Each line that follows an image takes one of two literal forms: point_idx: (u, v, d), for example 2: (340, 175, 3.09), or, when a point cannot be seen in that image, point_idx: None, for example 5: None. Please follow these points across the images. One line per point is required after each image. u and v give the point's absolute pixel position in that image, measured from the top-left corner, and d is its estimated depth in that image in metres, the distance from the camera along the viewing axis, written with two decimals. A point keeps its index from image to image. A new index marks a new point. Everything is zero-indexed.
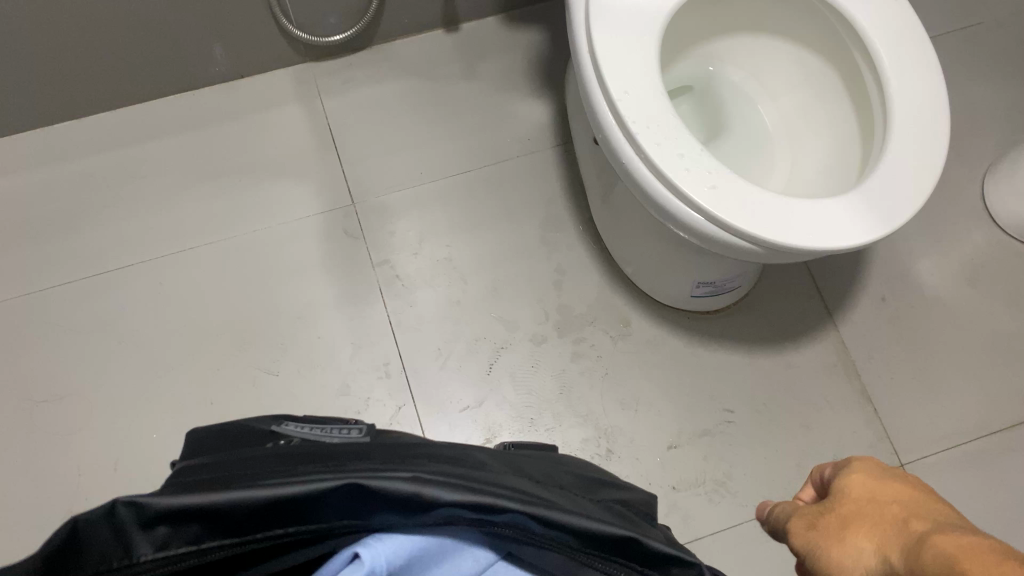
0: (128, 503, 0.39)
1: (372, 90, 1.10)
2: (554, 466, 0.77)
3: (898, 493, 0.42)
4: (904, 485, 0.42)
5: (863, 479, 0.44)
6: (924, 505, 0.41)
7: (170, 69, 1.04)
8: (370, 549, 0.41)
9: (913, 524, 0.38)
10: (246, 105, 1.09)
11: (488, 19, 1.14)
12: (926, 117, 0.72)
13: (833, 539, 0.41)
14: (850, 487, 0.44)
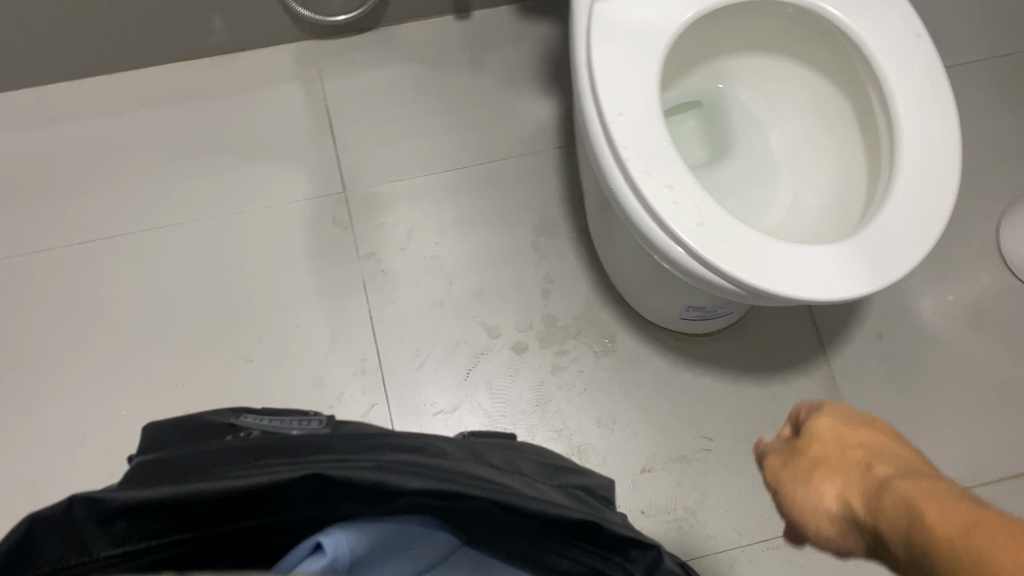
0: (86, 499, 0.36)
1: (375, 74, 1.07)
2: (514, 452, 0.75)
3: (862, 438, 0.44)
4: (870, 429, 0.45)
5: (834, 422, 0.46)
6: (889, 450, 0.43)
7: (167, 37, 1.02)
8: (333, 536, 0.38)
9: (882, 476, 0.40)
10: (245, 81, 1.06)
11: (500, 8, 1.10)
12: (935, 169, 0.68)
13: (800, 482, 0.44)
14: (822, 431, 0.45)
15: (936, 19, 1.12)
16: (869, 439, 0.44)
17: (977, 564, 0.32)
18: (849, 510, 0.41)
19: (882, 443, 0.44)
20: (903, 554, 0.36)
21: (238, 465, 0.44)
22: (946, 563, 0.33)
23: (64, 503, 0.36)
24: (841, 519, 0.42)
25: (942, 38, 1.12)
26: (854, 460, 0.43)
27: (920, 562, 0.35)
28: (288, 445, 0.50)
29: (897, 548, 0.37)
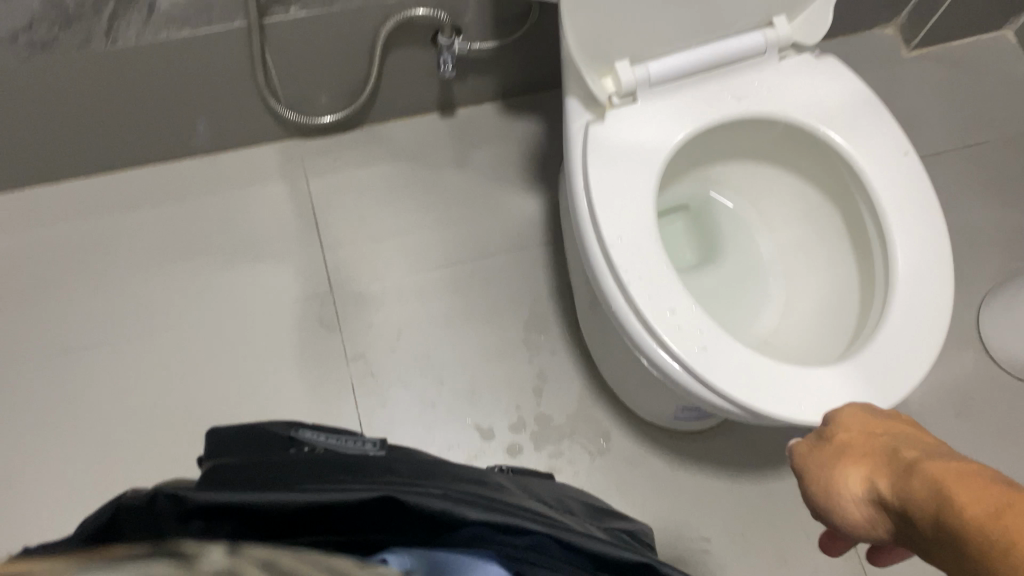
0: (170, 493, 0.33)
1: (361, 172, 1.06)
2: (557, 490, 0.76)
3: (895, 430, 0.43)
4: (903, 422, 0.44)
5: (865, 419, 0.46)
6: (922, 439, 0.42)
7: (149, 141, 1.00)
8: (399, 556, 0.34)
9: (908, 457, 0.39)
10: (228, 181, 1.05)
11: (484, 105, 1.11)
12: (929, 288, 0.69)
13: (826, 470, 0.43)
14: (850, 427, 0.46)
15: (910, 110, 1.15)
16: (897, 431, 0.43)
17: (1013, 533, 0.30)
18: (878, 493, 0.40)
19: (910, 434, 0.43)
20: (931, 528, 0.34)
21: (308, 478, 0.42)
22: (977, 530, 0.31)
23: (149, 497, 0.34)
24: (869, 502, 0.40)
25: (916, 127, 1.14)
26: (884, 446, 0.42)
27: (947, 535, 0.33)
28: (349, 465, 0.48)
29: (924, 526, 0.35)
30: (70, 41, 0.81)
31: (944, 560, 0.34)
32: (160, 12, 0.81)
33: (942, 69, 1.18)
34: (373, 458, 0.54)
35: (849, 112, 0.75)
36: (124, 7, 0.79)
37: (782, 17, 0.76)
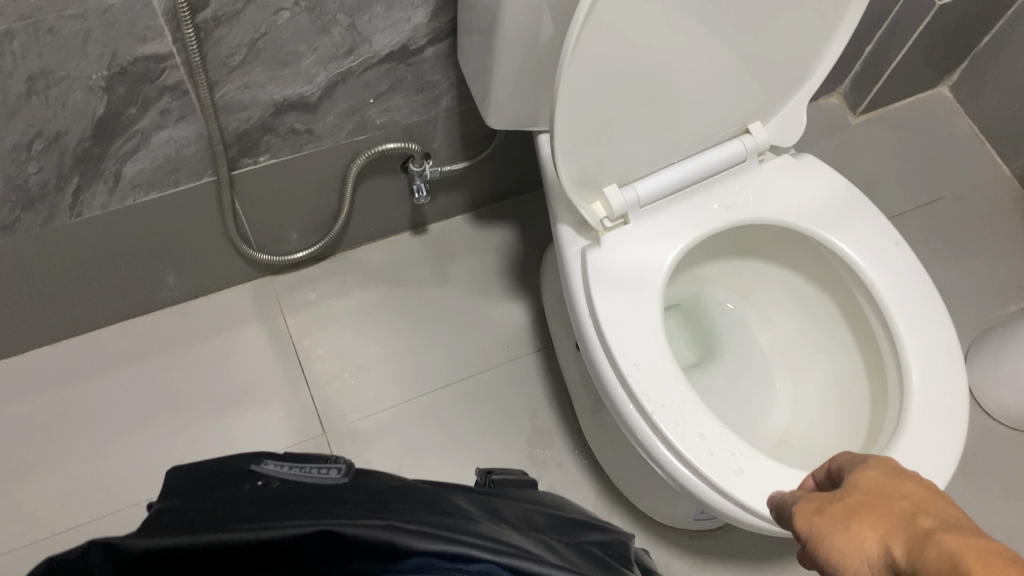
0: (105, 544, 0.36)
1: (339, 302, 1.03)
2: (531, 505, 0.67)
3: (914, 492, 0.37)
4: (922, 484, 0.38)
5: (879, 472, 0.39)
6: (944, 511, 0.35)
7: (116, 300, 0.95)
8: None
9: (929, 528, 0.33)
10: (203, 328, 1.00)
11: (455, 218, 1.10)
12: (944, 372, 0.69)
13: (833, 526, 0.36)
14: (864, 480, 0.39)
15: (866, 175, 1.18)
16: (916, 493, 0.37)
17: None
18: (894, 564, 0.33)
19: (932, 497, 0.37)
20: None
21: (249, 515, 0.42)
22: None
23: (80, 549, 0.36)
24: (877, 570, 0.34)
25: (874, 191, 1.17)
26: (905, 514, 0.35)
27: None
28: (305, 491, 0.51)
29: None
30: (33, 219, 0.78)
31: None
32: (126, 179, 0.78)
33: (888, 132, 1.22)
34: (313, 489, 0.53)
35: (834, 209, 0.76)
36: (89, 180, 0.76)
37: (755, 121, 0.77)
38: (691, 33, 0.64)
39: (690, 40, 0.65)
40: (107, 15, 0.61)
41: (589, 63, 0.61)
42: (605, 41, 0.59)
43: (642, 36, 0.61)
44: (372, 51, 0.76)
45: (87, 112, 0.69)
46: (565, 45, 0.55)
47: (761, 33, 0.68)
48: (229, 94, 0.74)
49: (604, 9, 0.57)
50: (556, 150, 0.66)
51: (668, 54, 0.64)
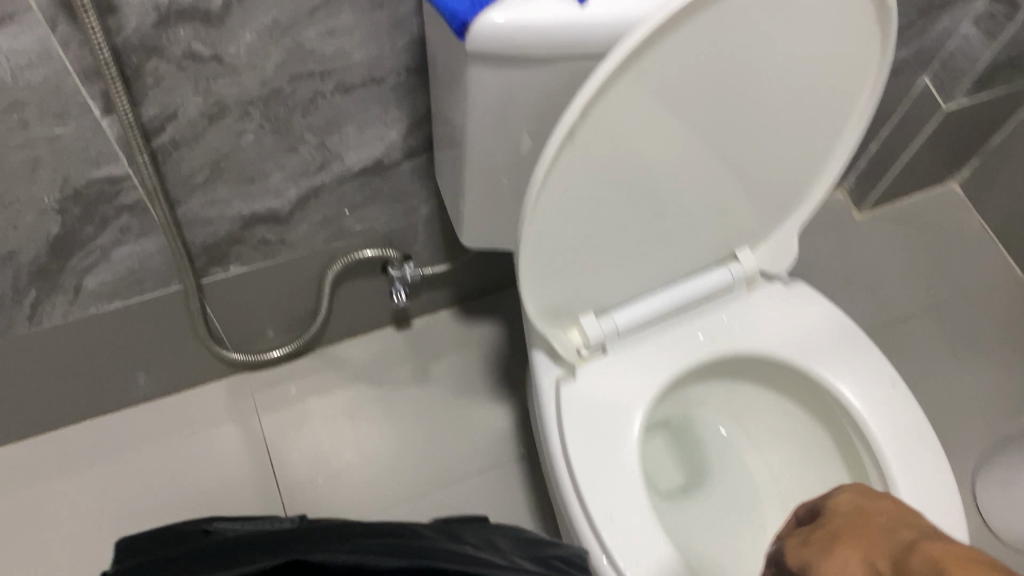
0: None
1: (317, 401, 0.99)
2: (491, 532, 0.70)
3: (856, 495, 0.51)
4: (859, 487, 0.52)
5: (838, 492, 0.53)
6: (887, 505, 0.48)
7: (84, 401, 0.91)
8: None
9: (872, 516, 0.45)
10: (174, 429, 0.96)
11: (441, 313, 1.06)
12: (944, 528, 0.63)
13: (815, 548, 0.48)
14: (829, 503, 0.52)
15: (872, 275, 1.14)
16: (860, 498, 0.50)
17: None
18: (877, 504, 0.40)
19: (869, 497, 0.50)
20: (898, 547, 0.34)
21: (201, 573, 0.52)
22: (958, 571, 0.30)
23: None
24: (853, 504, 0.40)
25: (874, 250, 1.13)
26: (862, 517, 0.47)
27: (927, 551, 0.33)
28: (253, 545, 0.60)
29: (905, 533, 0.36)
30: None
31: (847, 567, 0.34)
32: (87, 291, 0.75)
33: (895, 229, 1.18)
34: (271, 535, 0.63)
35: (826, 343, 0.72)
36: (48, 293, 0.73)
37: (744, 246, 0.73)
38: (671, 171, 0.61)
39: (669, 177, 0.61)
40: (56, 142, 0.59)
41: (556, 207, 0.57)
42: (575, 183, 0.55)
43: (617, 178, 0.57)
44: (345, 166, 0.73)
45: (42, 232, 0.66)
46: (527, 192, 0.51)
47: (744, 166, 0.64)
48: (193, 211, 0.71)
49: (573, 155, 0.53)
50: (523, 287, 0.62)
51: (643, 191, 0.61)
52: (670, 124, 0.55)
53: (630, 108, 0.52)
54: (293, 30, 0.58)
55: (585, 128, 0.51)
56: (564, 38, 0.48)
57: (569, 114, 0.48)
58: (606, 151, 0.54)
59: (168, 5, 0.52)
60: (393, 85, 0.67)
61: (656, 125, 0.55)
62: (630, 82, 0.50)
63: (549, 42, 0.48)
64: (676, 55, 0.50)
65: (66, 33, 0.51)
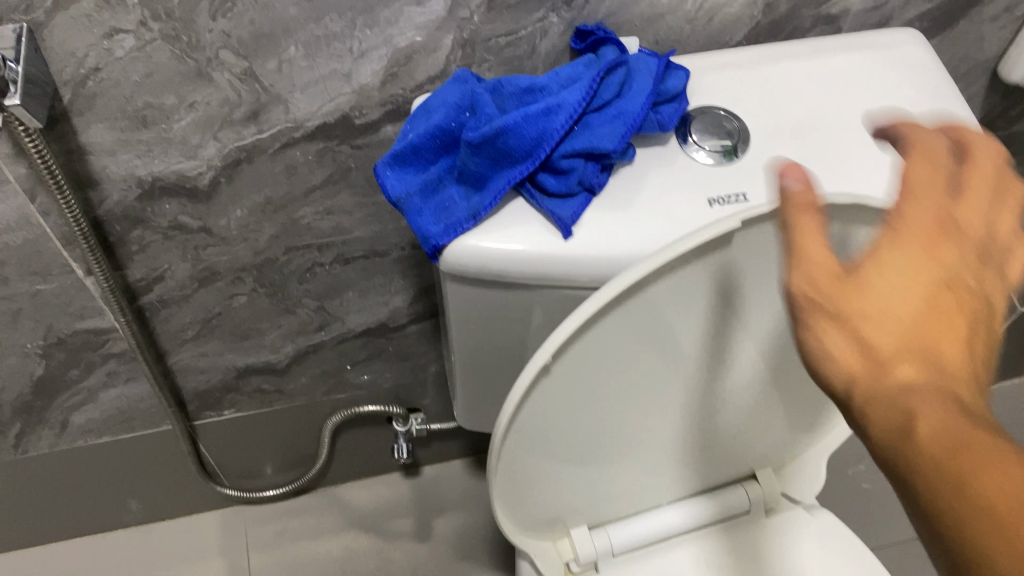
0: None
1: (312, 545, 0.94)
2: None
3: (917, 291, 0.26)
4: (930, 267, 0.26)
5: (897, 255, 0.26)
6: (943, 338, 0.26)
7: (74, 521, 0.88)
8: None
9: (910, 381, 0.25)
10: (161, 560, 0.92)
11: (454, 462, 1.01)
12: None
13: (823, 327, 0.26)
14: (884, 263, 0.26)
15: None
16: (917, 293, 0.26)
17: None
18: (945, 273, 0.26)
19: (935, 292, 0.26)
20: (902, 354, 0.26)
21: None
22: (1005, 493, 0.24)
23: None
24: (919, 286, 0.26)
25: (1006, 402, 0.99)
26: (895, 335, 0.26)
27: (947, 327, 0.26)
28: None
29: (939, 327, 0.26)
30: None
31: (843, 351, 0.25)
32: (74, 427, 0.72)
33: None
34: None
35: None
36: (33, 426, 0.71)
37: (765, 466, 0.65)
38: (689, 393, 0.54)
39: (688, 397, 0.54)
40: (37, 297, 0.57)
41: (538, 433, 0.50)
42: (569, 403, 0.49)
43: (621, 399, 0.51)
44: (346, 327, 0.70)
45: (25, 372, 0.64)
46: (501, 414, 0.46)
47: (764, 396, 0.57)
48: (184, 361, 0.68)
49: (566, 375, 0.47)
50: (500, 510, 0.55)
51: (655, 410, 0.54)
52: (677, 353, 0.49)
53: (629, 337, 0.46)
54: (287, 208, 0.55)
55: (573, 353, 0.45)
56: (546, 271, 0.44)
57: (540, 356, 0.43)
58: (597, 382, 0.48)
59: (152, 182, 0.50)
60: (397, 259, 0.63)
61: (667, 349, 0.49)
62: (626, 314, 0.44)
63: (526, 274, 0.44)
64: (672, 294, 0.44)
65: (45, 203, 0.50)
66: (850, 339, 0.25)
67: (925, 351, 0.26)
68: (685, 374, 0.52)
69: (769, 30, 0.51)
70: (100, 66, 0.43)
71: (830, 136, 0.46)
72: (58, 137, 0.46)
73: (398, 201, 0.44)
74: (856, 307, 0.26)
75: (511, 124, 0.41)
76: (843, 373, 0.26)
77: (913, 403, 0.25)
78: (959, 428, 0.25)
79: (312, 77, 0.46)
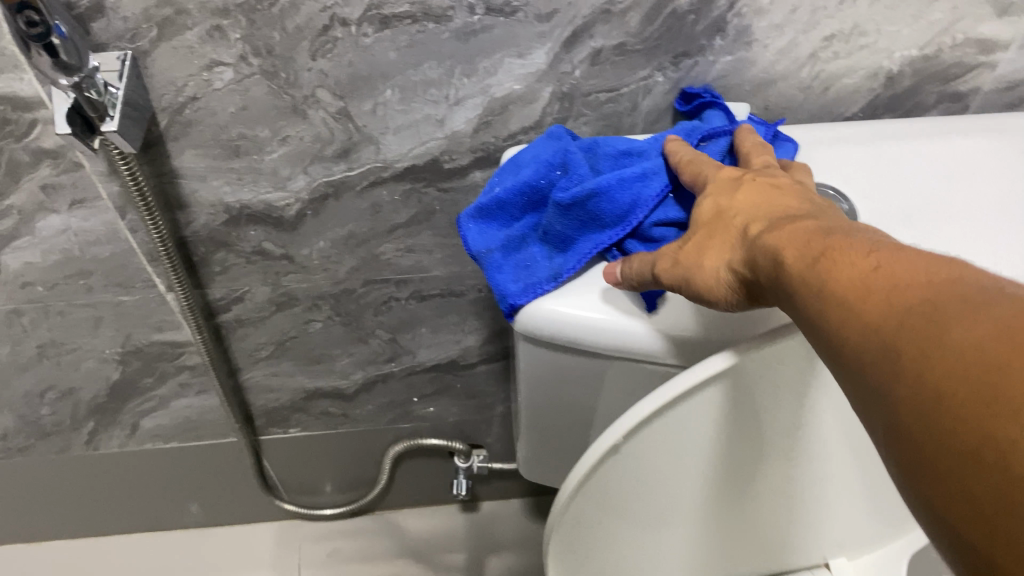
0: None
1: (362, 567, 0.93)
2: None
3: (742, 200, 0.35)
4: (744, 184, 0.36)
5: (710, 196, 0.36)
6: (778, 204, 0.34)
7: (136, 518, 0.90)
8: None
9: (757, 232, 0.32)
10: (215, 566, 0.92)
11: (512, 500, 0.99)
12: None
13: (696, 258, 0.34)
14: (700, 208, 0.36)
15: None
16: (745, 199, 0.35)
17: (920, 384, 0.22)
18: (766, 183, 0.36)
19: (754, 189, 0.35)
20: (747, 228, 0.33)
21: None
22: (846, 272, 0.26)
23: None
24: (737, 194, 0.35)
25: None
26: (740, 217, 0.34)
27: (775, 201, 0.34)
28: None
29: (768, 203, 0.34)
30: (47, 449, 0.74)
31: (705, 258, 0.34)
32: (144, 431, 0.73)
33: None
34: None
35: None
36: (105, 426, 0.72)
37: (839, 556, 0.59)
38: (781, 479, 0.49)
39: (777, 482, 0.50)
40: (119, 308, 0.58)
41: (609, 497, 0.47)
42: (645, 471, 0.46)
43: (701, 476, 0.48)
44: (415, 361, 0.69)
45: (102, 376, 0.65)
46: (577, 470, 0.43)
47: (860, 489, 0.52)
48: (256, 378, 0.68)
49: (645, 442, 0.44)
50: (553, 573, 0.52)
51: (738, 493, 0.50)
52: (767, 432, 0.46)
53: (716, 412, 0.43)
54: (369, 243, 0.55)
55: (656, 425, 0.43)
56: (628, 347, 0.41)
57: (609, 435, 0.42)
58: (676, 453, 0.45)
59: (239, 209, 0.50)
60: (473, 300, 0.62)
61: (755, 428, 0.45)
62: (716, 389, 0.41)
63: (605, 347, 0.42)
64: (769, 369, 0.41)
65: (133, 220, 0.50)
66: (709, 249, 0.34)
67: (763, 216, 0.33)
68: (775, 458, 0.48)
69: (887, 104, 0.48)
70: (198, 96, 0.43)
71: (942, 226, 0.41)
72: (152, 160, 0.46)
73: (478, 255, 0.43)
74: (706, 232, 0.35)
75: (603, 187, 0.40)
76: (712, 272, 0.34)
77: (763, 252, 0.31)
78: (798, 245, 0.29)
79: (405, 120, 0.46)
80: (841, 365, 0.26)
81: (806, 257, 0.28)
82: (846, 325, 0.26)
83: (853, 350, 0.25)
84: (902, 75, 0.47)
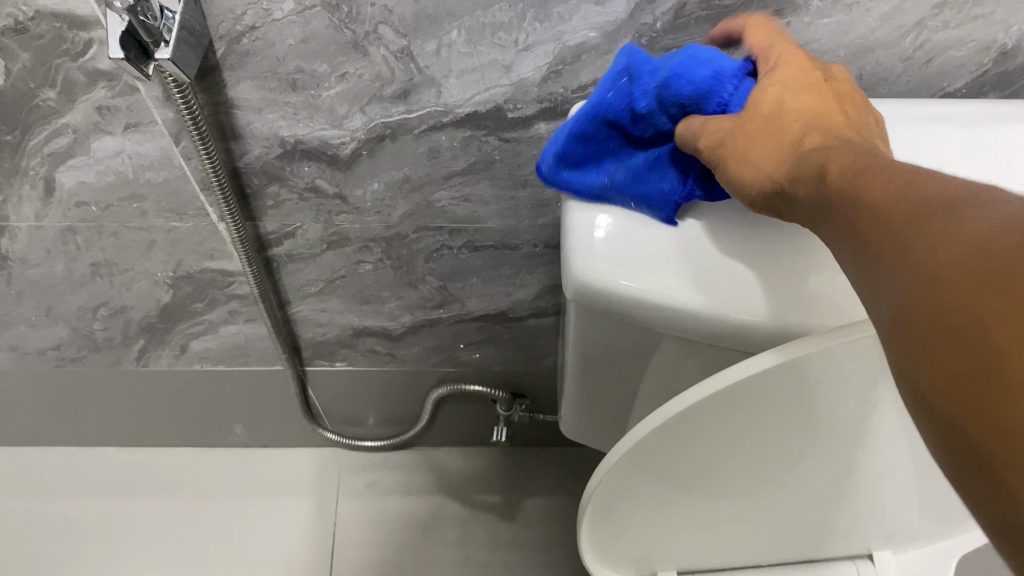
0: None
1: (399, 501, 0.94)
2: None
3: (806, 103, 0.32)
4: (812, 85, 0.33)
5: (777, 88, 0.33)
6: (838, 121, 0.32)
7: (184, 433, 0.92)
8: None
9: (812, 142, 0.30)
10: (257, 486, 0.94)
11: (551, 451, 0.98)
12: None
13: (742, 148, 0.32)
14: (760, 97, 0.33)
15: None
16: (811, 104, 0.32)
17: (937, 280, 0.21)
18: (836, 97, 0.33)
19: (822, 96, 0.33)
20: (804, 137, 0.31)
21: None
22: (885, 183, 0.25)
23: None
24: (803, 96, 0.33)
25: None
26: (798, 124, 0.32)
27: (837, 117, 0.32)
28: None
29: (828, 115, 0.32)
30: (99, 361, 0.75)
31: (752, 152, 0.32)
32: (192, 352, 0.74)
33: None
34: None
35: None
36: (155, 345, 0.73)
37: (884, 549, 0.55)
38: (833, 473, 0.46)
39: (829, 476, 0.47)
40: (172, 233, 0.57)
41: (659, 471, 0.43)
42: (698, 451, 0.42)
43: (754, 461, 0.44)
44: (464, 309, 0.67)
45: (153, 298, 0.65)
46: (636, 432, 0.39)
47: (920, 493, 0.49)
48: (304, 312, 0.68)
49: (706, 422, 0.40)
50: (585, 535, 0.47)
51: (789, 480, 0.47)
52: (828, 425, 0.42)
53: (781, 402, 0.39)
54: (425, 189, 0.53)
55: (720, 405, 0.38)
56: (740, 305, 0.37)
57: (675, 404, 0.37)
58: (733, 435, 0.42)
59: (294, 144, 0.49)
60: (527, 254, 0.60)
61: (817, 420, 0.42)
62: (786, 379, 0.37)
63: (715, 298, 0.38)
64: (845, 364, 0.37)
65: (187, 148, 0.49)
66: (759, 145, 0.32)
67: (818, 126, 0.31)
68: (834, 451, 0.45)
69: (996, 82, 0.44)
70: (257, 25, 0.41)
71: None
72: (208, 88, 0.45)
73: (600, 192, 0.40)
74: (761, 127, 0.32)
75: (677, 72, 0.35)
76: (757, 172, 0.32)
77: (814, 159, 0.29)
78: (849, 159, 0.27)
79: (470, 64, 0.43)
80: (866, 252, 0.24)
81: (858, 161, 0.26)
82: (875, 217, 0.24)
83: (872, 254, 0.23)
84: (1017, 51, 0.42)
